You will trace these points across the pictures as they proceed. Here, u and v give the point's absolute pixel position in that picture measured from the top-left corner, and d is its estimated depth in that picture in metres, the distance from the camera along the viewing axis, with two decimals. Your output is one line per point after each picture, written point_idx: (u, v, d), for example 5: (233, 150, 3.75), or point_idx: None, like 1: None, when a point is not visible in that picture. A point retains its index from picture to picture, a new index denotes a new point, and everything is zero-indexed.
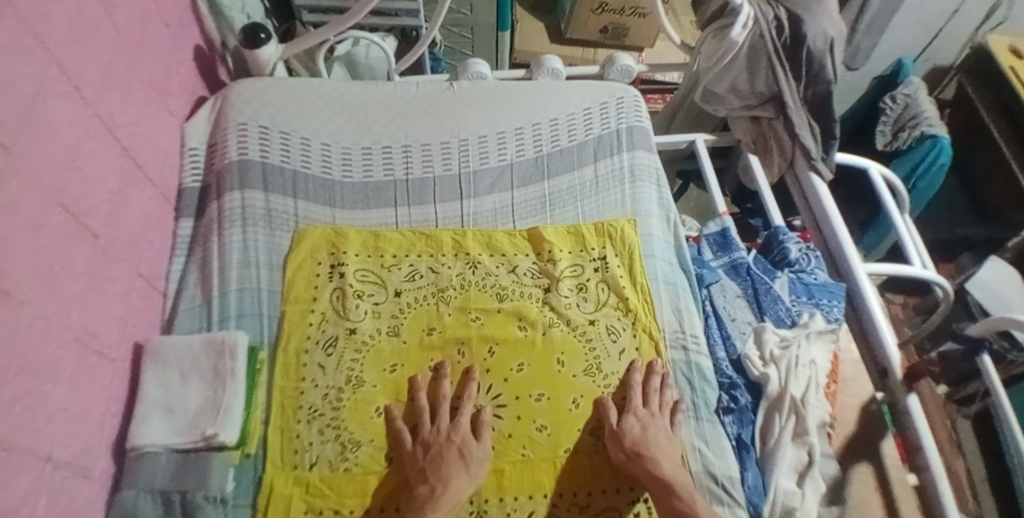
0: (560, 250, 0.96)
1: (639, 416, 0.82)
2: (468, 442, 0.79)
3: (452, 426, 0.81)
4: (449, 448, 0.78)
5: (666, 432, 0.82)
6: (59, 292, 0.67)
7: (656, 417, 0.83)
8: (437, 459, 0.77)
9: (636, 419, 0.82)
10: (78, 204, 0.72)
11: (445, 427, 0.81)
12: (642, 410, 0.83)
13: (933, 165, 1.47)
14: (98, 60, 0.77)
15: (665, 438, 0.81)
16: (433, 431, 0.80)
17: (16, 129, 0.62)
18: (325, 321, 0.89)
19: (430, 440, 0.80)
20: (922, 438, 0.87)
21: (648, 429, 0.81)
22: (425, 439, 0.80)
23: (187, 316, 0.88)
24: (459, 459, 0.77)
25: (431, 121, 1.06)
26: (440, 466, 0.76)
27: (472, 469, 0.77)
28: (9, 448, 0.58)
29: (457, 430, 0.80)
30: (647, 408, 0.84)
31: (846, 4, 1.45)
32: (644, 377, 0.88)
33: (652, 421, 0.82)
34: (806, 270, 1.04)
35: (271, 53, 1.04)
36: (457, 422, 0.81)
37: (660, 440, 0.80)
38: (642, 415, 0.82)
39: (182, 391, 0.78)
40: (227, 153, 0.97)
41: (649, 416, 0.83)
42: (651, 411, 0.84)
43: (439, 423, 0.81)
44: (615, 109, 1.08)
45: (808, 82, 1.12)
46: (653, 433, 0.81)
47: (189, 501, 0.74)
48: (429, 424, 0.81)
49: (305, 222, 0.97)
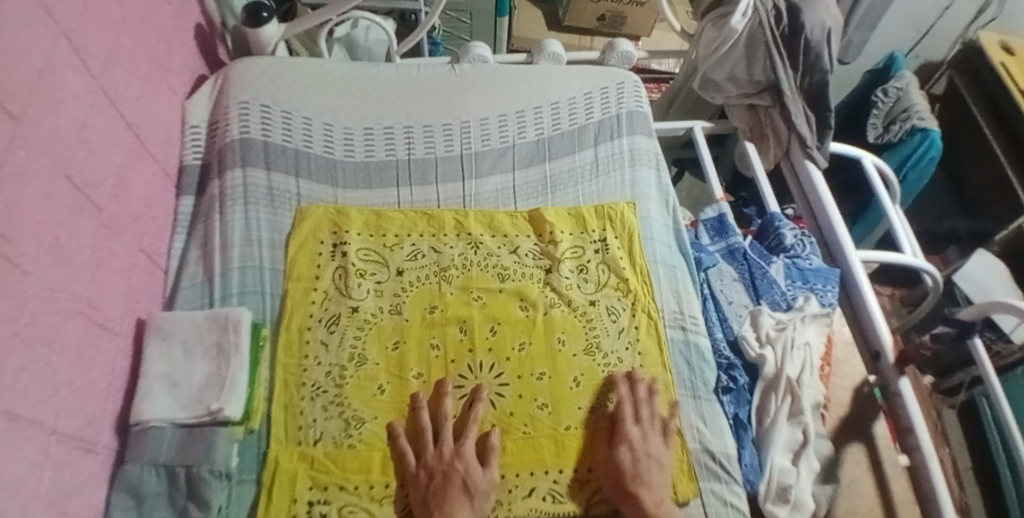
0: (561, 232, 0.98)
1: (633, 446, 0.80)
2: (472, 470, 0.77)
3: (457, 449, 0.78)
4: (453, 478, 0.75)
5: (658, 450, 0.80)
6: (66, 262, 0.68)
7: (649, 438, 0.81)
8: (443, 486, 0.75)
9: (628, 448, 0.80)
10: (81, 176, 0.72)
11: (448, 450, 0.78)
12: (634, 434, 0.81)
13: (922, 159, 1.47)
14: (101, 35, 0.78)
15: (655, 473, 0.78)
16: (436, 455, 0.78)
17: (24, 101, 0.63)
18: (327, 300, 0.89)
19: (433, 468, 0.77)
20: (912, 419, 0.89)
21: (641, 461, 0.78)
22: (429, 464, 0.77)
23: (189, 293, 0.88)
24: (463, 491, 0.75)
25: (433, 104, 1.06)
26: (443, 498, 0.74)
27: (477, 504, 0.75)
28: (15, 418, 0.58)
29: (462, 457, 0.77)
30: (638, 428, 0.82)
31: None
32: (631, 389, 0.85)
33: (645, 448, 0.80)
34: (801, 255, 1.05)
35: (273, 33, 1.05)
36: (461, 447, 0.78)
37: (650, 478, 0.77)
38: (636, 444, 0.80)
39: (187, 364, 0.79)
40: (229, 131, 0.97)
41: (641, 442, 0.80)
42: (642, 432, 0.81)
43: (442, 446, 0.79)
44: (615, 94, 1.09)
45: (805, 71, 1.14)
46: (644, 466, 0.78)
47: (194, 475, 0.74)
48: (431, 446, 0.79)
49: (307, 201, 0.97)
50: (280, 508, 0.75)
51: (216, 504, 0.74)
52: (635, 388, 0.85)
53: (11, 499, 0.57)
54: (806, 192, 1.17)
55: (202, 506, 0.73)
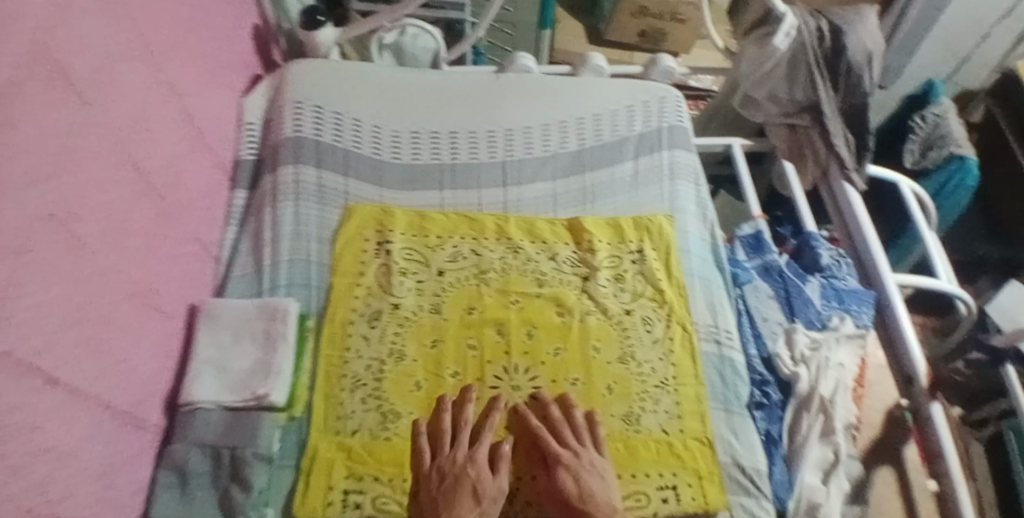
0: (599, 241, 0.99)
1: (568, 466, 0.78)
2: (483, 476, 0.77)
3: (470, 454, 0.79)
4: (464, 482, 0.76)
5: (597, 465, 0.79)
6: (127, 243, 0.72)
7: (583, 455, 0.80)
8: (453, 488, 0.75)
9: (566, 470, 0.78)
10: (145, 163, 0.76)
11: (463, 453, 0.79)
12: (565, 455, 0.79)
13: (959, 187, 1.48)
14: (167, 31, 0.81)
15: (599, 489, 0.77)
16: (450, 458, 0.78)
17: (96, 88, 0.66)
18: (369, 296, 0.92)
19: (446, 469, 0.77)
20: (941, 443, 0.88)
21: (581, 480, 0.77)
22: (442, 466, 0.78)
23: (239, 283, 0.92)
24: (472, 495, 0.75)
25: (479, 110, 1.09)
26: (454, 501, 0.74)
27: (485, 508, 0.75)
28: (72, 392, 0.61)
29: (475, 463, 0.78)
30: (569, 446, 0.80)
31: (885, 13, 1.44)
32: (570, 412, 0.84)
33: (582, 465, 0.79)
34: (836, 276, 1.05)
35: (327, 36, 1.09)
36: (475, 452, 0.79)
37: (595, 494, 0.77)
38: (570, 462, 0.79)
39: (235, 351, 0.82)
40: (283, 129, 1.01)
41: (576, 460, 0.79)
42: (574, 450, 0.80)
43: (457, 448, 0.79)
44: (657, 109, 1.11)
45: (846, 93, 1.14)
46: (586, 484, 0.77)
47: (238, 456, 0.77)
48: (447, 448, 0.79)
49: (354, 199, 1.00)
50: (315, 495, 0.77)
51: (257, 487, 0.76)
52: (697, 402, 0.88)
53: (62, 470, 0.59)
54: (843, 214, 1.18)
55: (245, 488, 0.76)
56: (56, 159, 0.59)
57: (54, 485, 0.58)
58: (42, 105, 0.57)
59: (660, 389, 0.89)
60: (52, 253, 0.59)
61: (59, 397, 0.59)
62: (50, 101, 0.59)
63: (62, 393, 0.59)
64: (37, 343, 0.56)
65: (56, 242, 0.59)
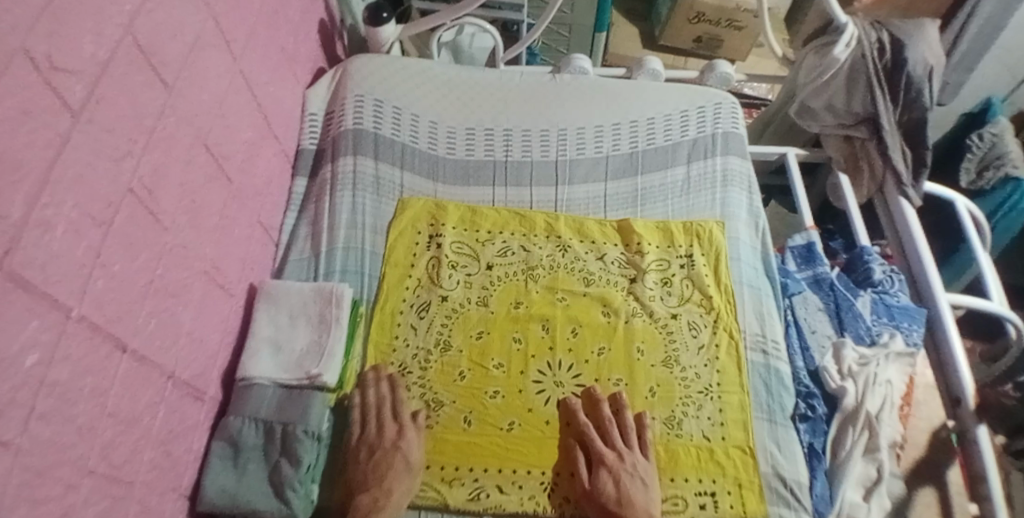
0: (648, 244, 0.99)
1: (610, 468, 0.80)
2: (412, 451, 0.80)
3: (399, 433, 0.82)
4: (393, 456, 0.79)
5: (640, 468, 0.80)
6: (197, 223, 0.75)
7: (627, 457, 0.81)
8: (381, 463, 0.79)
9: (607, 472, 0.80)
10: (218, 148, 0.79)
11: (391, 431, 0.82)
12: (610, 457, 0.81)
13: (1016, 208, 1.41)
14: (242, 21, 0.85)
15: (639, 492, 0.78)
16: (377, 434, 0.82)
17: (176, 72, 0.69)
18: (419, 287, 0.94)
19: (375, 444, 0.81)
20: (985, 467, 0.86)
21: (622, 484, 0.78)
22: (370, 441, 0.81)
23: (296, 267, 0.95)
24: (401, 471, 0.79)
25: (533, 109, 1.10)
26: (383, 476, 0.78)
27: (412, 484, 0.79)
28: (140, 360, 0.64)
29: (404, 440, 0.81)
30: (615, 448, 0.82)
31: (946, 26, 1.32)
32: (617, 414, 0.85)
33: (624, 468, 0.80)
34: (888, 292, 1.03)
35: (390, 32, 1.11)
36: (403, 430, 0.82)
37: (634, 499, 0.77)
38: (614, 464, 0.80)
39: (292, 331, 0.85)
40: (344, 121, 1.04)
41: (619, 462, 0.80)
42: (620, 452, 0.81)
43: (384, 426, 0.82)
44: (712, 114, 1.10)
45: (904, 106, 1.12)
46: (626, 488, 0.78)
47: (289, 433, 0.79)
48: (373, 425, 0.83)
49: (409, 192, 1.03)
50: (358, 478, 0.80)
51: (306, 463, 0.79)
52: (745, 410, 0.87)
53: (127, 435, 0.62)
54: (898, 229, 1.15)
55: (294, 463, 0.78)
56: (136, 138, 0.62)
57: (118, 448, 0.61)
58: (127, 87, 0.60)
59: (704, 394, 0.88)
60: (128, 228, 0.61)
61: (127, 365, 0.62)
62: (134, 82, 0.62)
63: (130, 361, 0.62)
64: (113, 311, 0.59)
65: (133, 217, 0.62)
